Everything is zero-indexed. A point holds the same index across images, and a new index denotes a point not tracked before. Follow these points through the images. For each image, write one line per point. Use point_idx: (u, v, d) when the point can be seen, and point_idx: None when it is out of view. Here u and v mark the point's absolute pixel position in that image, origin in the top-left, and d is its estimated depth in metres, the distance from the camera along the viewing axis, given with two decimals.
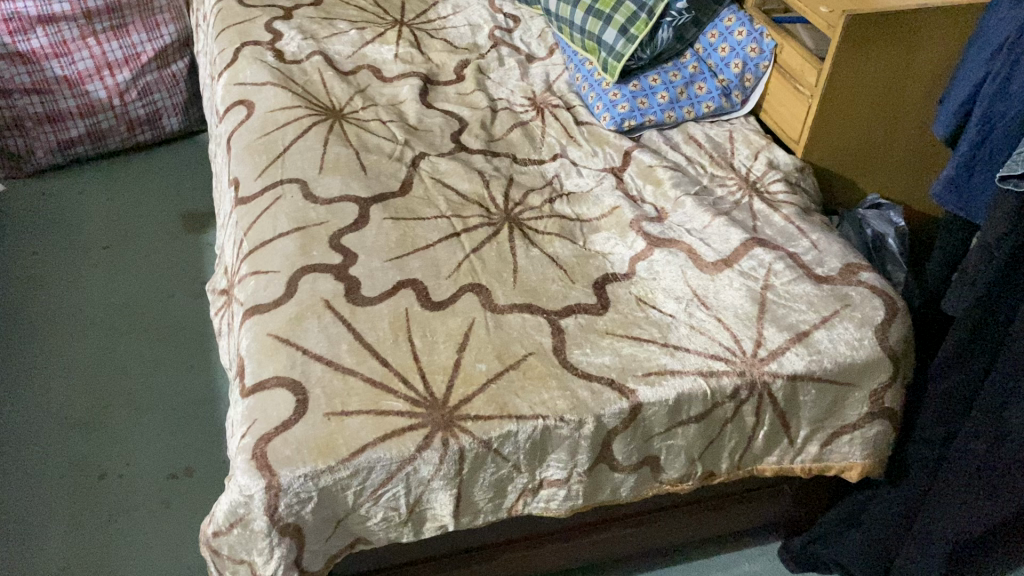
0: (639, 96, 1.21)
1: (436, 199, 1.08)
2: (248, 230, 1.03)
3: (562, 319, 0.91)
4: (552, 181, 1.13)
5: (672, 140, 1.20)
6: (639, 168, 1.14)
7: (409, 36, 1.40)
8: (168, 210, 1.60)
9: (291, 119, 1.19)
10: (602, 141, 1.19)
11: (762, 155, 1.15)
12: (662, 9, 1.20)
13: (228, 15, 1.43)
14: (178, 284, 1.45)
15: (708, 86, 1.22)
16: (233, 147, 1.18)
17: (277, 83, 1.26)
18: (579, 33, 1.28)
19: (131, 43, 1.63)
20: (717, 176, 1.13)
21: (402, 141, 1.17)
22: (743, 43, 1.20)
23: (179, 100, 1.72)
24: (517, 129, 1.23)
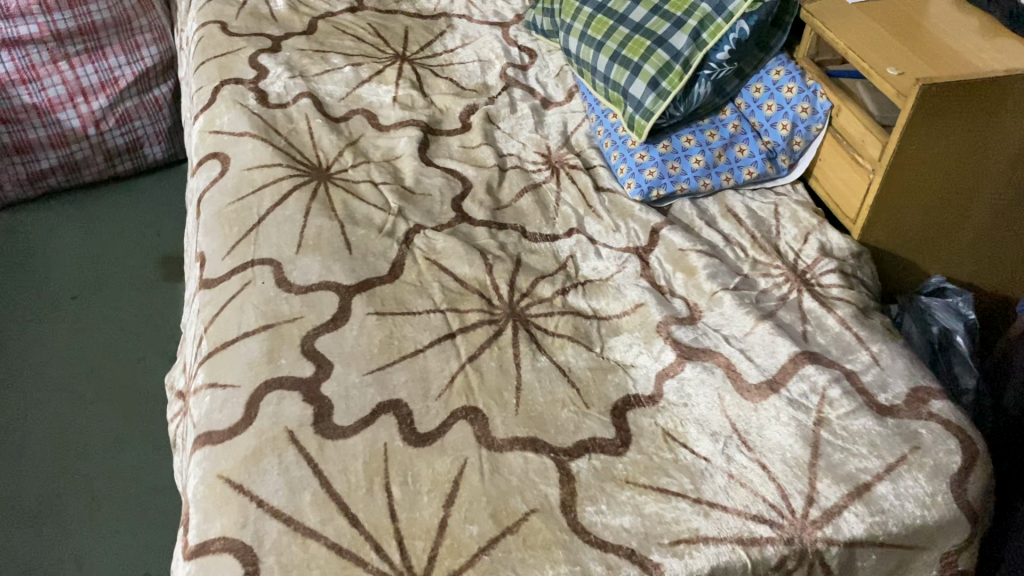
0: (671, 160, 1.05)
1: (431, 286, 0.93)
2: (209, 325, 0.88)
3: (574, 462, 0.75)
4: (566, 264, 0.97)
5: (707, 213, 1.04)
6: (668, 250, 0.98)
7: (410, 74, 1.24)
8: (145, 253, 1.45)
9: (269, 180, 1.03)
10: (625, 214, 1.03)
11: (812, 237, 0.99)
12: (700, 61, 1.03)
13: (209, 45, 1.27)
14: (151, 345, 1.31)
15: (750, 148, 1.06)
16: (203, 212, 1.03)
17: (257, 133, 1.10)
18: (602, 82, 1.12)
19: (109, 66, 1.47)
20: (759, 262, 0.97)
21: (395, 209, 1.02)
22: (792, 101, 1.04)
23: (162, 127, 1.56)
24: (528, 194, 1.07)
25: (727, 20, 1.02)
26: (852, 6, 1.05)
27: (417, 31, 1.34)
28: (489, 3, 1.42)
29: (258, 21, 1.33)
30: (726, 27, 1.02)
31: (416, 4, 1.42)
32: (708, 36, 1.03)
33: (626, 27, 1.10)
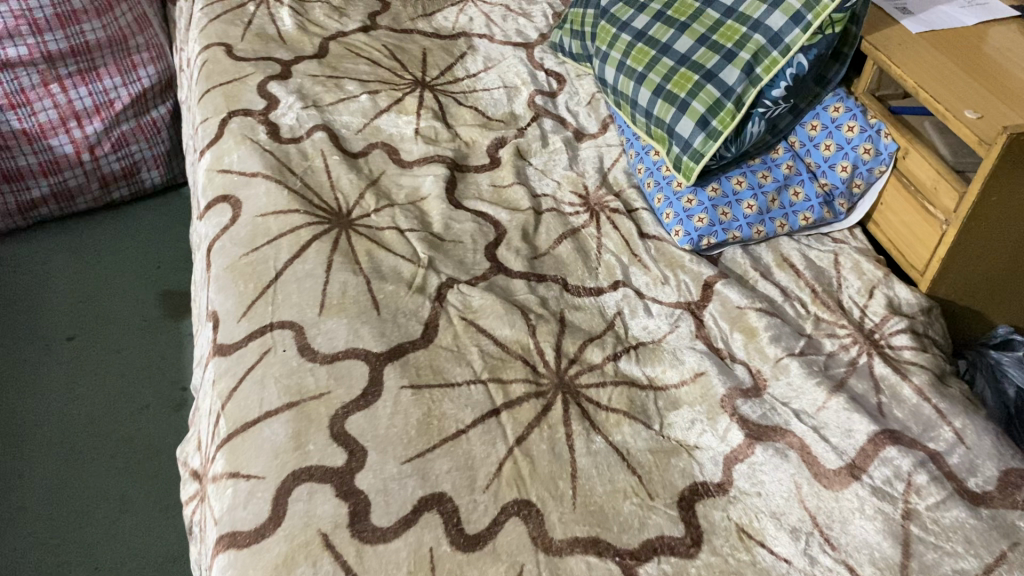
0: (721, 205, 0.97)
1: (469, 351, 0.84)
2: (227, 401, 0.80)
3: (642, 567, 0.67)
4: (614, 323, 0.89)
5: (761, 263, 0.96)
6: (724, 306, 0.90)
7: (432, 103, 1.16)
8: (145, 288, 1.36)
9: (286, 229, 0.95)
10: (674, 264, 0.95)
11: (878, 292, 0.91)
12: (753, 98, 0.95)
13: (215, 71, 1.18)
14: (154, 393, 1.22)
15: (806, 191, 0.98)
16: (214, 264, 0.95)
17: (271, 173, 1.02)
18: (643, 116, 1.04)
19: (103, 88, 1.38)
20: (823, 320, 0.89)
21: (424, 259, 0.94)
22: (853, 142, 0.96)
23: (161, 151, 1.47)
24: (567, 241, 0.99)
25: (784, 53, 0.94)
26: (917, 36, 0.97)
27: (436, 53, 1.25)
28: (510, 21, 1.33)
29: (266, 43, 1.24)
30: (782, 61, 0.94)
31: (433, 22, 1.33)
32: (763, 71, 0.95)
33: (670, 59, 1.01)
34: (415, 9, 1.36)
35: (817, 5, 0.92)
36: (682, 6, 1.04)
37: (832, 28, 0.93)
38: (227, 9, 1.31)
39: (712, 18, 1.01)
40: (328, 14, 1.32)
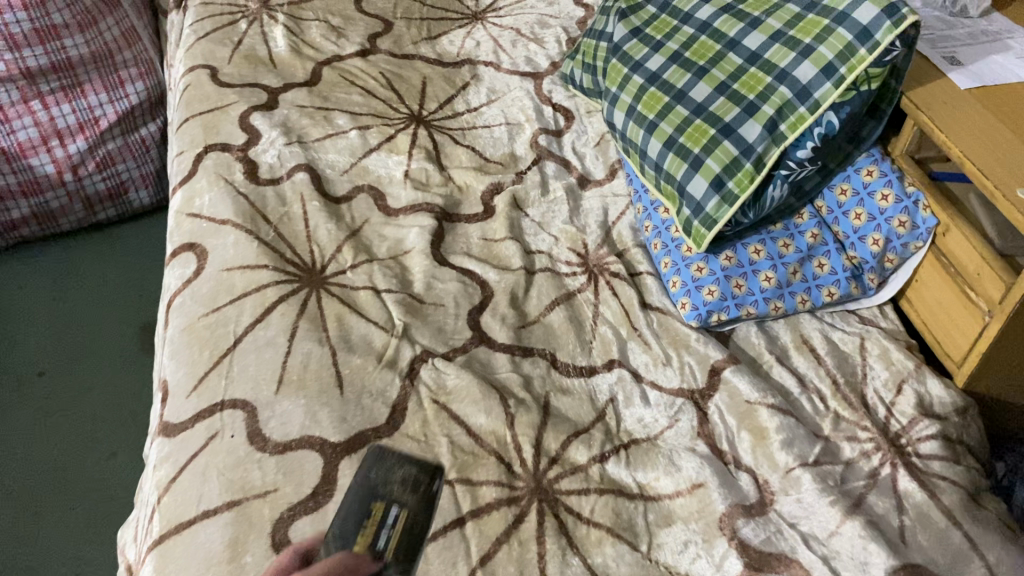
0: (735, 277, 0.86)
1: (438, 442, 0.75)
2: (165, 493, 0.72)
3: None
4: (604, 413, 0.79)
5: (777, 344, 0.86)
6: (731, 398, 0.80)
7: (426, 142, 1.06)
8: (124, 319, 1.29)
9: (251, 287, 0.86)
10: (678, 342, 0.85)
11: (908, 387, 0.81)
12: (776, 158, 0.84)
13: (196, 98, 1.10)
14: (123, 439, 1.15)
15: (832, 264, 0.87)
16: (172, 324, 0.86)
17: (241, 221, 0.93)
18: (652, 170, 0.93)
19: (88, 105, 1.30)
20: (843, 419, 0.79)
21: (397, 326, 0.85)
22: (887, 212, 0.85)
23: (150, 171, 1.40)
24: (559, 307, 0.89)
25: (812, 110, 0.83)
26: (966, 92, 0.86)
27: (437, 83, 1.16)
28: (520, 47, 1.23)
29: (254, 67, 1.15)
30: (810, 119, 0.83)
31: (437, 46, 1.24)
32: (787, 128, 0.84)
33: (685, 107, 0.91)
34: (419, 31, 1.26)
35: (852, 56, 0.82)
36: (701, 47, 0.94)
37: (868, 84, 0.83)
38: (217, 26, 1.22)
39: (734, 63, 0.90)
40: (325, 34, 1.23)
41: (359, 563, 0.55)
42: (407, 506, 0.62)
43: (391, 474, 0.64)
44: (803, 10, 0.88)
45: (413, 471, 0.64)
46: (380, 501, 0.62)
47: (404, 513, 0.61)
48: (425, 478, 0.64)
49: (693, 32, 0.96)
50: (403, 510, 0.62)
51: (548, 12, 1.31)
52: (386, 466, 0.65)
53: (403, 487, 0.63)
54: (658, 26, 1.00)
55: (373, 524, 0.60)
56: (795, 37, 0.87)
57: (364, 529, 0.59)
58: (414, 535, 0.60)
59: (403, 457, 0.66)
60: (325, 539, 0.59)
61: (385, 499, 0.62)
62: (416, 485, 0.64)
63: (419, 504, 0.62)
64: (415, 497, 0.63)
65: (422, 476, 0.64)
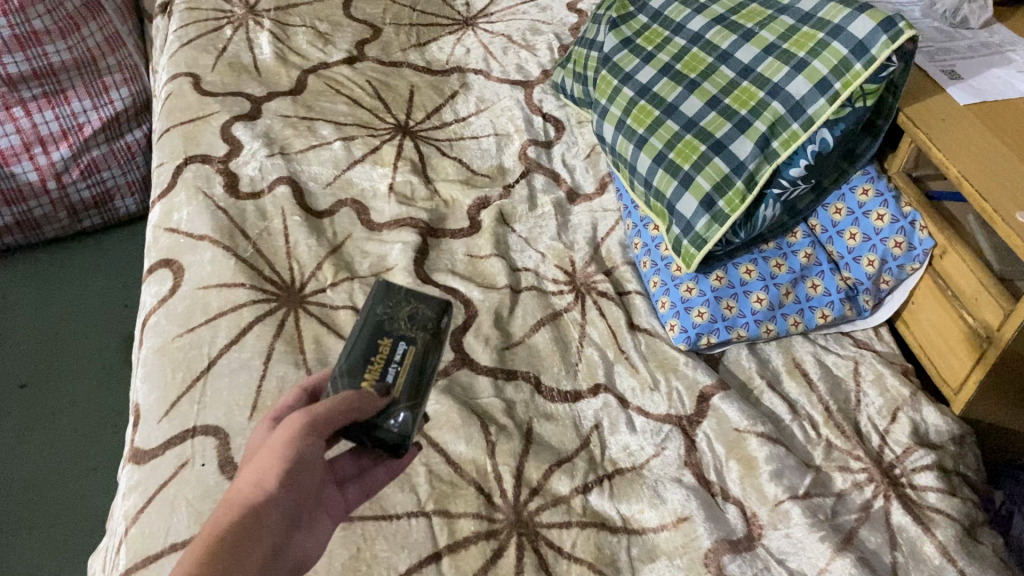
0: (725, 298, 0.84)
1: (415, 471, 0.73)
2: (131, 524, 0.69)
3: None
4: (589, 440, 0.77)
5: (769, 368, 0.83)
6: (720, 425, 0.77)
7: (412, 154, 1.04)
8: (108, 329, 1.26)
9: (226, 307, 0.84)
10: (667, 366, 0.82)
11: (902, 415, 0.78)
12: (768, 177, 0.82)
13: (177, 107, 1.08)
14: (104, 453, 1.12)
15: (826, 284, 0.85)
16: (145, 344, 0.84)
17: (219, 237, 0.91)
18: (641, 186, 0.90)
19: (71, 112, 1.27)
20: (835, 448, 0.77)
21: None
22: (883, 233, 0.82)
23: (135, 178, 1.37)
24: (544, 327, 0.86)
25: (806, 127, 0.81)
26: (965, 109, 0.83)
27: (425, 91, 1.13)
28: (511, 54, 1.21)
29: (237, 75, 1.13)
30: (803, 136, 0.80)
31: (426, 54, 1.21)
32: (780, 145, 0.82)
33: (675, 122, 0.88)
34: (408, 38, 1.24)
35: (847, 72, 0.80)
36: (693, 60, 0.91)
37: (863, 101, 0.80)
38: (201, 32, 1.20)
39: (726, 77, 0.88)
40: (311, 41, 1.21)
41: (365, 396, 0.59)
42: (413, 341, 0.65)
43: (399, 310, 0.67)
44: (797, 23, 0.86)
45: (422, 309, 0.67)
46: (388, 335, 0.65)
47: (410, 349, 0.64)
48: (434, 316, 0.67)
49: (685, 44, 0.93)
50: (411, 344, 0.64)
51: (540, 18, 1.28)
52: (395, 299, 0.67)
53: (409, 324, 0.66)
54: (649, 36, 0.97)
55: (381, 355, 0.63)
56: (789, 50, 0.84)
57: (372, 363, 0.62)
58: (420, 369, 0.63)
59: (411, 294, 0.68)
60: (335, 370, 0.62)
61: (392, 335, 0.65)
62: (421, 320, 0.66)
63: (427, 338, 0.65)
64: (422, 333, 0.65)
65: (424, 308, 0.67)
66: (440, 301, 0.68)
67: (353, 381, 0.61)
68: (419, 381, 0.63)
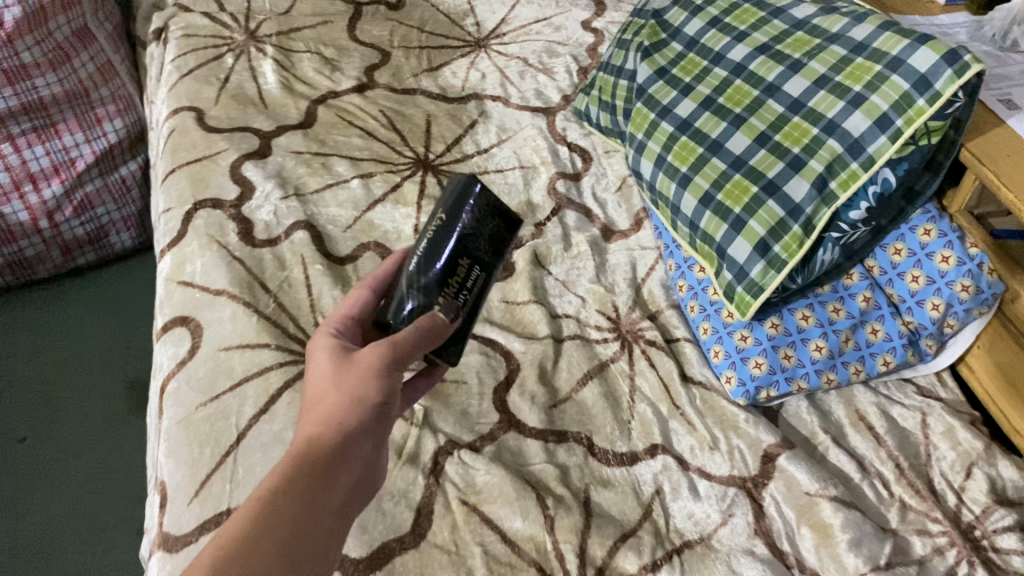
0: (783, 347, 0.79)
1: (471, 553, 0.67)
2: None
3: None
4: (651, 508, 0.72)
5: (832, 420, 0.79)
6: (789, 488, 0.73)
7: (435, 191, 0.98)
8: (110, 373, 1.18)
9: (252, 371, 0.78)
10: (726, 423, 0.78)
11: (977, 471, 0.74)
12: (826, 220, 0.77)
13: (182, 145, 1.01)
14: (114, 510, 1.05)
15: (886, 329, 0.81)
16: (166, 414, 0.78)
17: (238, 291, 0.85)
18: (686, 226, 0.86)
19: (62, 146, 1.20)
20: (910, 508, 0.73)
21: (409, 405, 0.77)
22: (948, 276, 0.78)
23: (131, 212, 1.30)
24: (591, 382, 0.81)
25: (866, 167, 0.76)
26: None
27: (442, 121, 1.08)
28: (528, 78, 1.16)
29: (243, 108, 1.07)
30: (864, 177, 0.76)
31: (439, 79, 1.16)
32: (838, 185, 0.77)
33: (722, 160, 0.84)
34: (419, 62, 1.18)
35: (909, 108, 0.75)
36: (736, 93, 0.86)
37: (927, 138, 0.75)
38: (201, 61, 1.13)
39: (774, 111, 0.83)
40: (318, 68, 1.14)
41: (439, 327, 0.58)
42: (486, 266, 0.63)
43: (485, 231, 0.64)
44: (850, 53, 0.81)
45: (499, 229, 0.65)
46: (467, 257, 0.62)
47: (483, 275, 0.63)
48: (505, 240, 0.65)
49: (727, 75, 0.88)
50: (483, 270, 0.63)
51: (555, 38, 1.23)
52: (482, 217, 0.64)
53: (488, 247, 0.63)
54: (686, 66, 0.92)
55: (457, 277, 0.61)
56: (842, 83, 0.80)
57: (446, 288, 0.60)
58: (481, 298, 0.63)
59: (493, 205, 0.65)
60: (411, 269, 0.60)
61: (473, 258, 0.62)
62: (497, 245, 0.64)
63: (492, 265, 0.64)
64: (494, 259, 0.64)
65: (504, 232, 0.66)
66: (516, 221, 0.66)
67: (427, 295, 0.59)
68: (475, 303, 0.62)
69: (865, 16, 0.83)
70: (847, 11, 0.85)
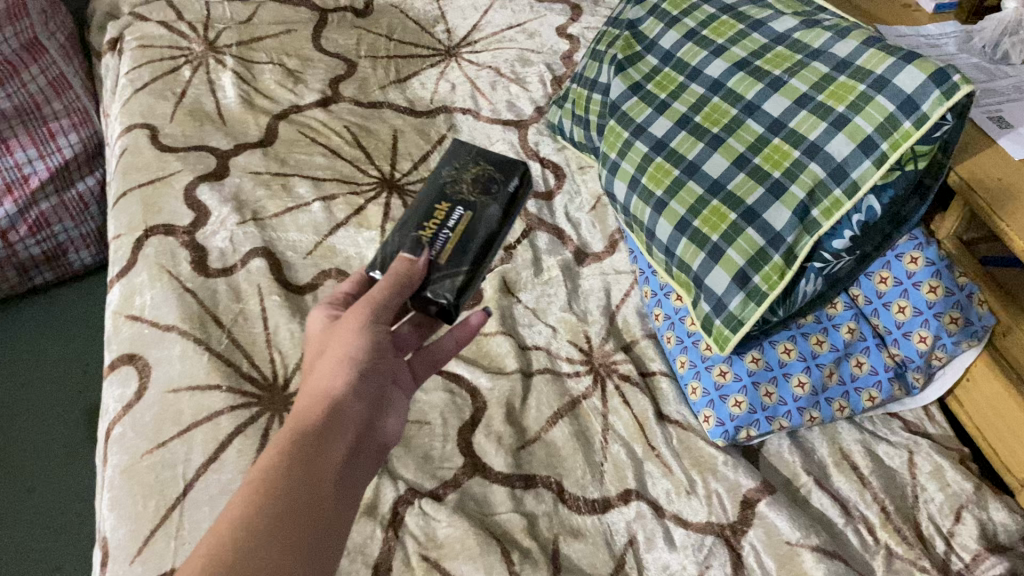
0: (764, 383, 0.76)
1: None
2: None
3: None
4: (623, 561, 0.68)
5: (815, 460, 0.75)
6: (769, 537, 0.69)
7: (400, 214, 0.94)
8: (67, 403, 1.11)
9: (201, 415, 0.74)
10: (704, 466, 0.74)
11: (967, 515, 0.71)
12: (809, 249, 0.73)
13: (134, 166, 0.96)
14: (69, 548, 0.98)
15: (872, 362, 0.77)
16: (111, 461, 0.73)
17: (189, 327, 0.80)
18: (660, 252, 0.81)
19: (15, 163, 1.15)
20: (896, 556, 0.69)
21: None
22: (936, 308, 0.74)
23: (90, 230, 1.25)
24: (562, 421, 0.77)
25: (849, 193, 0.71)
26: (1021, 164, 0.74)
27: (410, 137, 1.03)
28: (500, 89, 1.11)
29: (200, 124, 1.02)
30: (848, 205, 0.71)
31: (407, 91, 1.11)
32: (821, 214, 0.72)
33: (699, 184, 0.79)
34: (387, 73, 1.13)
35: (894, 130, 0.70)
36: (714, 111, 0.82)
37: (913, 163, 0.71)
38: (157, 75, 1.08)
39: (753, 132, 0.78)
40: (280, 80, 1.09)
41: (411, 269, 0.60)
42: (472, 208, 0.68)
43: (463, 174, 0.71)
44: (832, 71, 0.76)
45: (489, 175, 0.71)
46: (446, 200, 0.68)
47: (467, 213, 0.67)
48: (498, 180, 0.71)
49: (703, 92, 0.84)
50: (469, 210, 0.68)
51: (529, 46, 1.18)
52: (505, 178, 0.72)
53: (473, 189, 0.70)
54: (662, 81, 0.88)
55: (440, 217, 0.66)
56: (824, 103, 0.75)
57: (426, 226, 0.66)
58: (472, 233, 0.66)
59: (489, 163, 0.73)
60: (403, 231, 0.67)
61: (452, 201, 0.68)
62: (486, 184, 0.70)
63: (491, 208, 0.68)
64: (483, 200, 0.69)
65: (498, 178, 0.71)
66: (517, 172, 0.72)
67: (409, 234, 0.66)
68: (482, 244, 0.66)
69: (848, 31, 0.78)
70: (829, 25, 0.81)
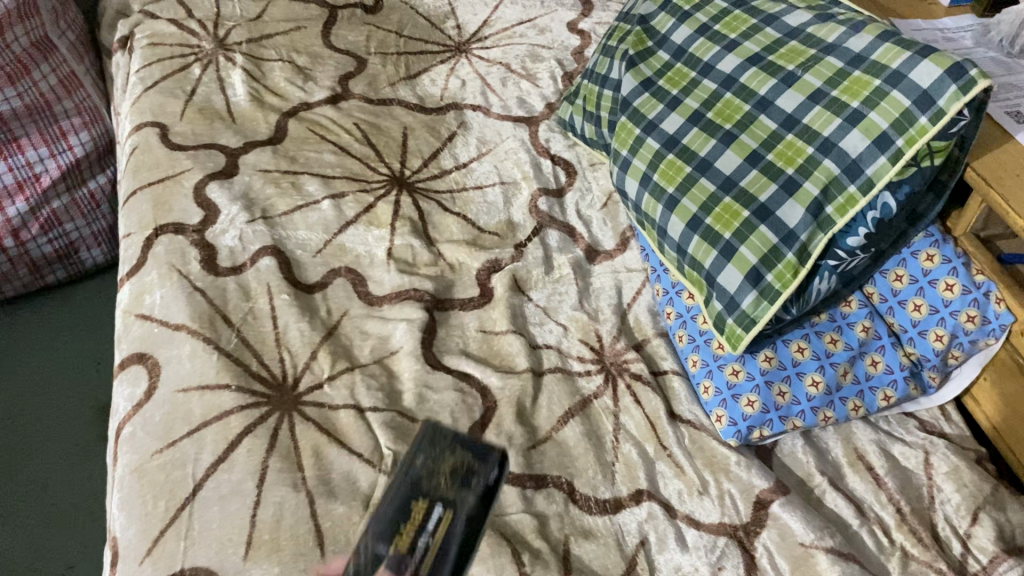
0: (777, 383, 0.75)
1: None
2: None
3: None
4: (635, 562, 0.68)
5: (829, 460, 0.75)
6: (783, 538, 0.68)
7: (410, 212, 0.94)
8: (79, 401, 1.12)
9: (211, 415, 0.73)
10: (716, 466, 0.74)
11: (984, 516, 0.70)
12: (823, 246, 0.72)
13: (145, 165, 0.96)
14: (82, 546, 0.98)
15: (887, 361, 0.76)
16: (121, 461, 0.73)
17: (199, 326, 0.80)
18: (672, 250, 0.80)
19: (26, 161, 1.15)
20: (912, 558, 0.68)
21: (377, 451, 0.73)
22: (952, 305, 0.73)
23: (102, 228, 1.25)
24: (573, 420, 0.76)
25: (864, 190, 0.71)
26: None
27: (420, 135, 1.03)
28: (511, 86, 1.11)
29: (210, 122, 1.02)
30: (862, 202, 0.71)
31: (417, 88, 1.11)
32: (835, 211, 0.71)
33: (711, 181, 0.78)
34: (397, 70, 1.13)
35: (910, 126, 0.69)
36: (726, 107, 0.81)
37: (930, 159, 0.70)
38: (167, 72, 1.08)
39: (766, 128, 0.77)
40: (290, 78, 1.09)
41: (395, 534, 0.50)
42: (451, 502, 0.53)
43: (440, 462, 0.55)
44: (847, 66, 0.75)
45: (467, 459, 0.55)
46: (422, 496, 0.54)
47: (447, 512, 0.53)
48: (479, 468, 0.55)
49: (715, 88, 0.83)
50: (448, 507, 0.53)
51: (540, 41, 1.18)
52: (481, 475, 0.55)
53: (450, 481, 0.54)
54: (673, 77, 0.87)
55: (415, 519, 0.52)
56: (839, 98, 0.74)
57: (400, 534, 0.52)
58: (456, 523, 0.53)
59: (460, 442, 0.57)
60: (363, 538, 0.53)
61: (429, 495, 0.53)
62: (465, 478, 0.55)
63: (472, 502, 0.54)
64: (466, 491, 0.54)
65: (476, 464, 0.55)
66: (497, 451, 0.56)
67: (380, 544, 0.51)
68: (478, 504, 0.54)
69: (862, 25, 0.77)
70: (843, 18, 0.79)
